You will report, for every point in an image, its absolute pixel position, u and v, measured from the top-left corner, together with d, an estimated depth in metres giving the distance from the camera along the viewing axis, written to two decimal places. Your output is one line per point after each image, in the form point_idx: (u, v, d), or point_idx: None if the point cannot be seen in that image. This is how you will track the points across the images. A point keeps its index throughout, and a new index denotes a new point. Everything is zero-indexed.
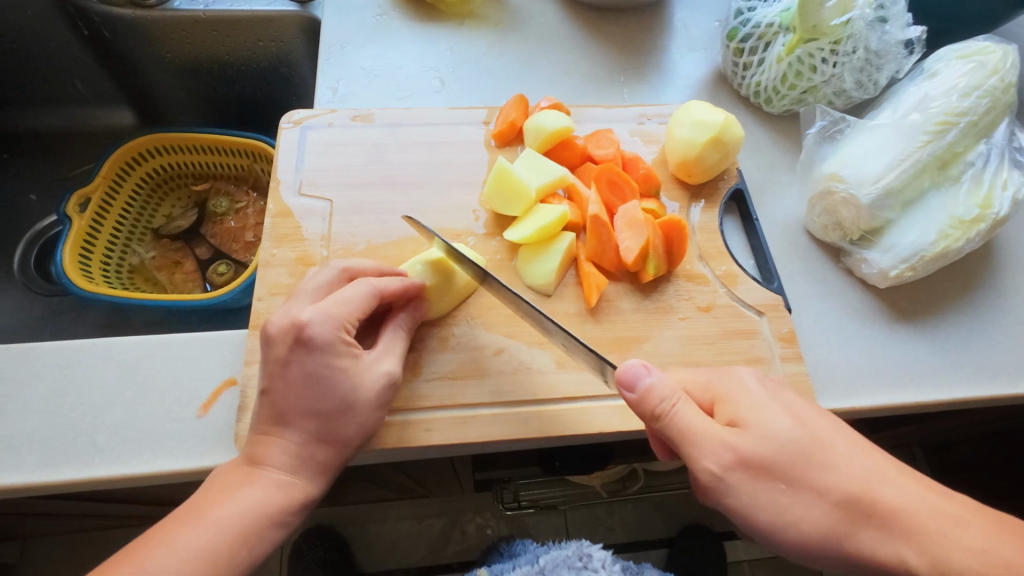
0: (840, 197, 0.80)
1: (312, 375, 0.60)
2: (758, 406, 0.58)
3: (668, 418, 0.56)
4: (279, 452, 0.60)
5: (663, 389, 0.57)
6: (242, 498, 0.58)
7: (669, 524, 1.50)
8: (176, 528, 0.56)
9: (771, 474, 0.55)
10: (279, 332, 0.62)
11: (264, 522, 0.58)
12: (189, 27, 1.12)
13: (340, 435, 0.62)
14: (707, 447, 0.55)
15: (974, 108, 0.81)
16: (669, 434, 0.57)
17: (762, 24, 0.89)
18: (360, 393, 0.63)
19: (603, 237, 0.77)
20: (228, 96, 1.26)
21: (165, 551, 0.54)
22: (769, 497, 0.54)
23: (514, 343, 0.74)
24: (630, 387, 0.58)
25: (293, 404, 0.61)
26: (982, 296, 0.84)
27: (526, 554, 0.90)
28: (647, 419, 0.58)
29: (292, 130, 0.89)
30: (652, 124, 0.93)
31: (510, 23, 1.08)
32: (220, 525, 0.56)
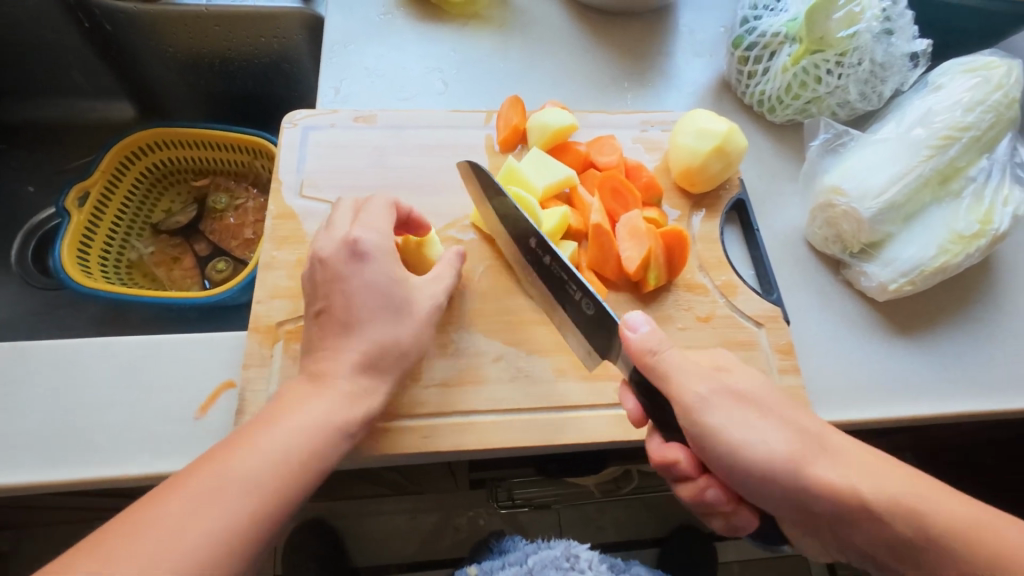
0: (841, 210, 0.80)
1: (374, 280, 0.66)
2: (742, 361, 0.61)
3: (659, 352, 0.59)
4: (343, 364, 0.62)
5: (659, 333, 0.60)
6: (317, 408, 0.59)
7: (661, 525, 1.51)
8: (246, 438, 0.55)
9: (753, 397, 0.57)
10: (334, 250, 0.67)
11: (333, 432, 0.59)
12: (192, 22, 1.11)
13: (406, 343, 0.66)
14: (693, 376, 0.57)
15: (977, 124, 0.81)
16: (657, 371, 0.59)
17: (768, 33, 0.89)
18: (422, 298, 0.69)
19: (605, 246, 0.77)
20: (229, 91, 1.25)
21: (249, 456, 0.53)
22: (746, 419, 0.56)
23: (513, 351, 0.74)
24: (630, 326, 0.61)
25: (362, 309, 0.64)
26: (979, 310, 0.84)
27: (515, 550, 0.91)
28: (638, 355, 0.60)
29: (294, 130, 0.88)
30: (655, 131, 0.92)
31: (515, 24, 1.07)
32: (298, 435, 0.57)
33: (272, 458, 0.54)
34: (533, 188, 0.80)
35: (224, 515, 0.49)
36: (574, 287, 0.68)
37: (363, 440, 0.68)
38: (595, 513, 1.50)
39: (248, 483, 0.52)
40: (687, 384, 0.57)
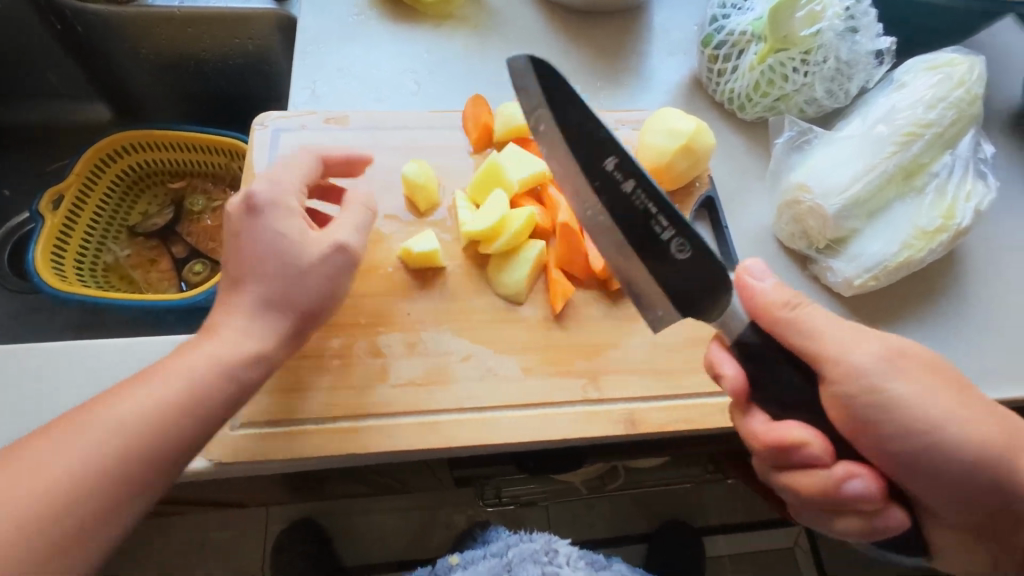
0: (806, 207, 0.81)
1: (257, 236, 0.65)
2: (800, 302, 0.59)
3: (801, 308, 0.59)
4: (229, 313, 0.63)
5: (780, 289, 0.60)
6: (196, 352, 0.60)
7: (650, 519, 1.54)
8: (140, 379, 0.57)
9: (837, 330, 0.58)
10: (234, 209, 0.68)
11: (215, 380, 0.59)
12: (164, 23, 1.11)
13: (288, 302, 0.64)
14: (834, 331, 0.58)
15: (939, 121, 0.82)
16: (796, 325, 0.58)
17: (735, 32, 0.90)
18: (304, 259, 0.65)
19: (572, 245, 0.78)
20: (205, 92, 1.25)
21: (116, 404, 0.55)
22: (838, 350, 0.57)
23: (481, 349, 0.74)
24: (755, 277, 0.62)
25: (241, 266, 0.65)
26: (946, 304, 0.85)
27: (497, 542, 0.91)
28: (772, 310, 0.59)
29: (264, 131, 0.88)
30: (626, 130, 0.93)
31: (489, 24, 1.07)
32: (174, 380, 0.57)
33: (143, 407, 0.56)
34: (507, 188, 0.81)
35: (95, 452, 0.53)
36: (660, 223, 0.63)
37: (332, 439, 0.68)
38: (583, 510, 1.53)
39: (130, 431, 0.54)
40: (849, 345, 0.57)
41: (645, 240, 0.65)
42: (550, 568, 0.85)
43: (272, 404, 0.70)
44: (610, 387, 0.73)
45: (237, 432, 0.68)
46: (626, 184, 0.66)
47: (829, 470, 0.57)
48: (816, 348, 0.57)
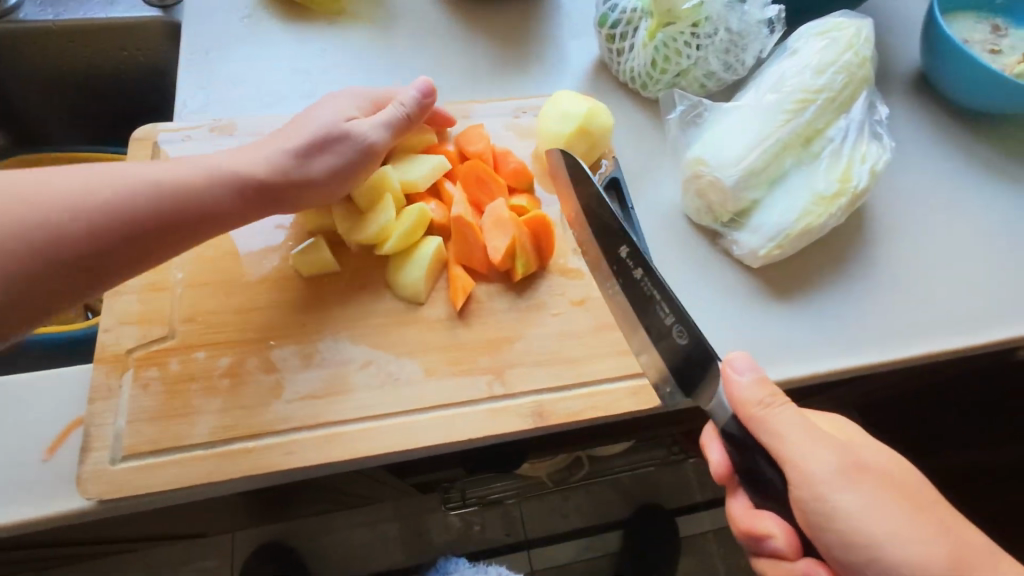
0: (706, 180, 0.81)
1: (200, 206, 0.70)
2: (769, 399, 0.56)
3: (771, 410, 0.56)
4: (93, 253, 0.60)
5: (756, 388, 0.57)
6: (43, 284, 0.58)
7: (624, 504, 1.54)
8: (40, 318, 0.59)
9: (806, 436, 0.55)
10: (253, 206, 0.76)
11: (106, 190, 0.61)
12: (43, 40, 1.05)
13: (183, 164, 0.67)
14: (801, 444, 0.54)
15: (830, 85, 0.82)
16: (766, 427, 0.56)
17: (627, 9, 0.89)
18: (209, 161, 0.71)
19: (468, 237, 0.76)
20: (101, 110, 1.19)
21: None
22: (796, 457, 0.54)
23: (381, 355, 0.72)
24: (736, 373, 0.58)
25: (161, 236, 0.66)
26: (854, 267, 0.86)
27: None
28: (745, 407, 0.57)
29: (145, 145, 0.84)
30: (528, 117, 0.91)
31: (387, 19, 1.04)
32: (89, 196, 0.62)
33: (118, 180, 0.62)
34: (409, 185, 0.78)
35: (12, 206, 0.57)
36: (664, 309, 0.63)
37: (224, 464, 0.65)
38: (558, 503, 1.53)
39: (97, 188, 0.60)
40: (808, 456, 0.54)
41: (650, 321, 0.65)
42: None
43: (156, 433, 0.66)
44: (516, 381, 0.71)
45: (118, 466, 0.64)
46: (637, 269, 0.66)
47: (790, 563, 0.57)
48: (777, 453, 0.55)
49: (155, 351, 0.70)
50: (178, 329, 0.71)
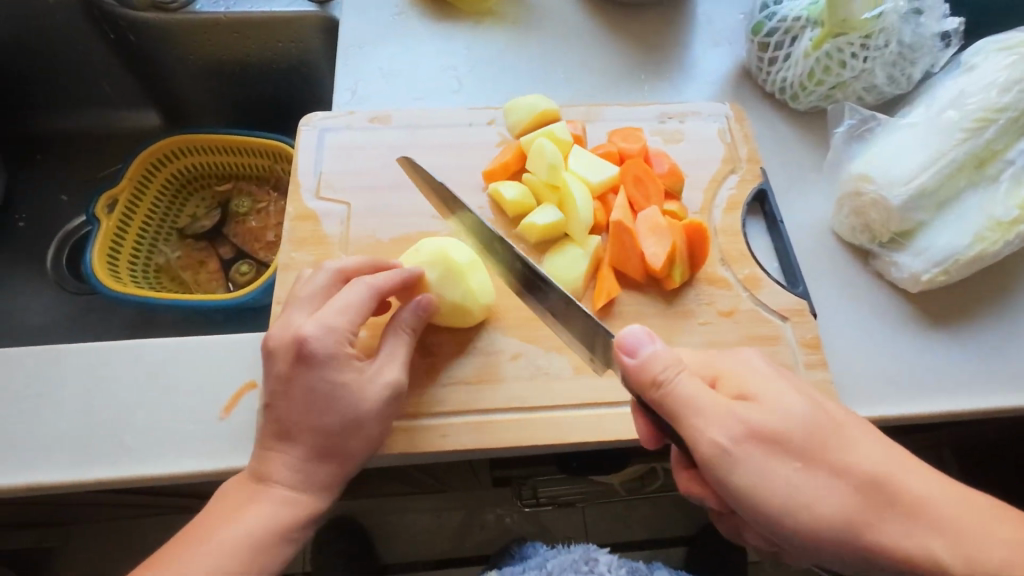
0: (868, 199, 0.78)
1: (313, 391, 0.61)
2: (770, 381, 0.56)
3: (667, 386, 0.54)
4: (283, 468, 0.62)
5: (665, 359, 0.55)
6: (257, 513, 0.60)
7: (685, 523, 1.45)
8: (204, 529, 0.60)
9: (754, 448, 0.52)
10: (280, 346, 0.63)
11: (273, 538, 0.60)
12: (211, 30, 1.12)
13: (345, 450, 0.63)
14: (711, 418, 0.53)
15: (1015, 103, 0.76)
16: (668, 405, 0.54)
17: (789, 18, 0.86)
18: (365, 407, 0.63)
19: (626, 243, 0.76)
20: (249, 99, 1.26)
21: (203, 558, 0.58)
22: (782, 476, 0.52)
23: (531, 348, 0.73)
24: (629, 352, 0.56)
25: (292, 420, 0.62)
26: (1020, 299, 0.80)
27: (537, 557, 0.91)
28: (645, 387, 0.55)
29: (311, 131, 0.89)
30: (673, 123, 0.92)
31: (528, 20, 1.06)
32: (235, 545, 0.59)
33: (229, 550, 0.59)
34: (587, 182, 0.80)
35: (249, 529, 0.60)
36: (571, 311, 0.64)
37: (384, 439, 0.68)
38: (623, 510, 1.48)
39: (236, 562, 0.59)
40: None
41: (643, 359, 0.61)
42: None
43: None
44: None
45: None
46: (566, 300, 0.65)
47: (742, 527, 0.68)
48: None
49: None
50: None
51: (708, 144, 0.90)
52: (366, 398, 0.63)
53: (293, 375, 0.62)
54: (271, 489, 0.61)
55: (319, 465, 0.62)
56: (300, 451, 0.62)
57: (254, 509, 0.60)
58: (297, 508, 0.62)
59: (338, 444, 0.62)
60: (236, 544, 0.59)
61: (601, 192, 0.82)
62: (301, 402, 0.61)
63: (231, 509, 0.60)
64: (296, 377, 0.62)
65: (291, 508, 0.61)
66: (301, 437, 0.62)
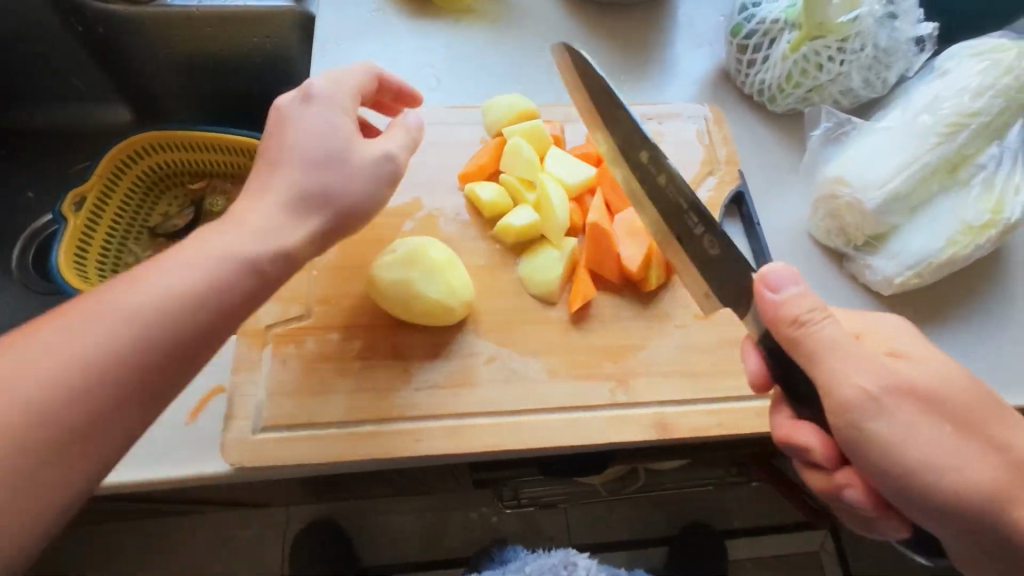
0: (844, 201, 0.78)
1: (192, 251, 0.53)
2: (919, 348, 0.58)
3: (811, 326, 0.53)
4: (89, 343, 0.47)
5: (809, 300, 0.54)
6: (96, 335, 0.48)
7: (669, 524, 1.45)
8: (36, 330, 0.48)
9: (912, 404, 0.52)
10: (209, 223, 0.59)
11: (115, 361, 0.48)
12: (183, 24, 1.09)
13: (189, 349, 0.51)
14: (859, 362, 0.52)
15: (986, 109, 0.77)
16: (807, 345, 0.53)
17: (767, 20, 0.86)
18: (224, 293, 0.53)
19: (603, 245, 0.75)
20: (223, 95, 1.23)
21: (42, 354, 0.46)
22: (934, 436, 0.52)
23: (506, 351, 0.72)
24: (771, 288, 0.55)
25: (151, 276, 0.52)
26: (991, 302, 0.81)
27: (515, 561, 0.91)
28: (781, 325, 0.54)
29: None
30: (652, 124, 0.91)
31: (508, 18, 1.05)
32: (71, 364, 0.46)
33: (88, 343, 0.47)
34: (563, 184, 0.79)
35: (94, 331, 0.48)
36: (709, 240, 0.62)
37: (355, 444, 0.67)
38: (604, 511, 1.46)
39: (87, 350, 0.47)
40: None
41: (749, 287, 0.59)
42: None
43: (295, 408, 0.68)
44: (639, 390, 0.71)
45: (258, 436, 0.67)
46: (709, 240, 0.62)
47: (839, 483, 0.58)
48: None
49: (292, 329, 0.72)
50: (314, 309, 0.74)
51: (686, 145, 0.90)
52: (286, 214, 0.59)
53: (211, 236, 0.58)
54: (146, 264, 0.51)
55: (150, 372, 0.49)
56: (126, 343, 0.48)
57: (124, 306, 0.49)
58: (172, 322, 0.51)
59: (179, 339, 0.51)
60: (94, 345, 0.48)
61: (577, 193, 0.81)
62: (200, 260, 0.54)
63: (83, 316, 0.48)
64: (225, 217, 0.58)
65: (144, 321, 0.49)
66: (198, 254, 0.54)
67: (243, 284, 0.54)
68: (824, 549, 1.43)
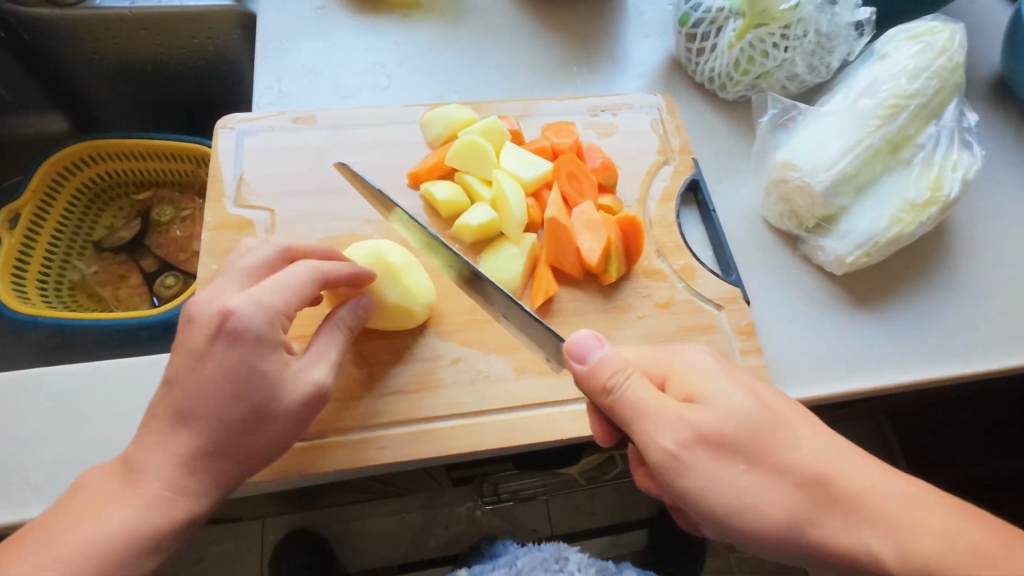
0: (794, 185, 0.80)
1: (231, 373, 0.54)
2: (723, 386, 0.55)
3: (618, 391, 0.54)
4: (157, 460, 0.53)
5: (613, 363, 0.55)
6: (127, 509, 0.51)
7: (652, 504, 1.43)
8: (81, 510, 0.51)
9: (706, 455, 0.52)
10: (200, 320, 0.56)
11: (142, 537, 0.51)
12: (116, 27, 1.04)
13: (240, 450, 0.56)
14: (661, 422, 0.53)
15: (923, 90, 0.81)
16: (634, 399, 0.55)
17: (712, 9, 0.87)
18: (275, 404, 0.57)
19: (561, 239, 0.75)
20: (165, 99, 1.18)
21: (92, 521, 0.51)
22: (726, 478, 0.51)
23: (470, 352, 0.72)
24: (579, 357, 0.56)
25: (193, 402, 0.54)
26: (937, 277, 0.85)
27: (505, 555, 0.89)
28: (595, 391, 0.55)
29: (229, 134, 0.84)
30: (606, 116, 0.92)
31: (457, 13, 1.04)
32: (105, 537, 0.50)
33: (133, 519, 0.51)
34: (519, 181, 0.79)
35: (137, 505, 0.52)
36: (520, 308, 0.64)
37: (319, 457, 0.65)
38: (584, 500, 1.42)
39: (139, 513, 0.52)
40: None
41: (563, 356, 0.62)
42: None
43: None
44: None
45: None
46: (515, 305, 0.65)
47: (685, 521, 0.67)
48: None
49: None
50: None
51: (641, 136, 0.90)
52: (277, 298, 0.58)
53: (208, 352, 0.55)
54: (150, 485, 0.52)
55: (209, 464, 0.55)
56: (190, 440, 0.54)
57: (139, 495, 0.52)
58: (173, 512, 0.53)
59: (239, 441, 0.55)
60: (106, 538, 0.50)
61: (535, 189, 0.81)
62: (205, 390, 0.54)
63: (99, 504, 0.52)
64: (210, 354, 0.55)
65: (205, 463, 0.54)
66: (200, 427, 0.54)
67: (289, 294, 0.59)
68: None
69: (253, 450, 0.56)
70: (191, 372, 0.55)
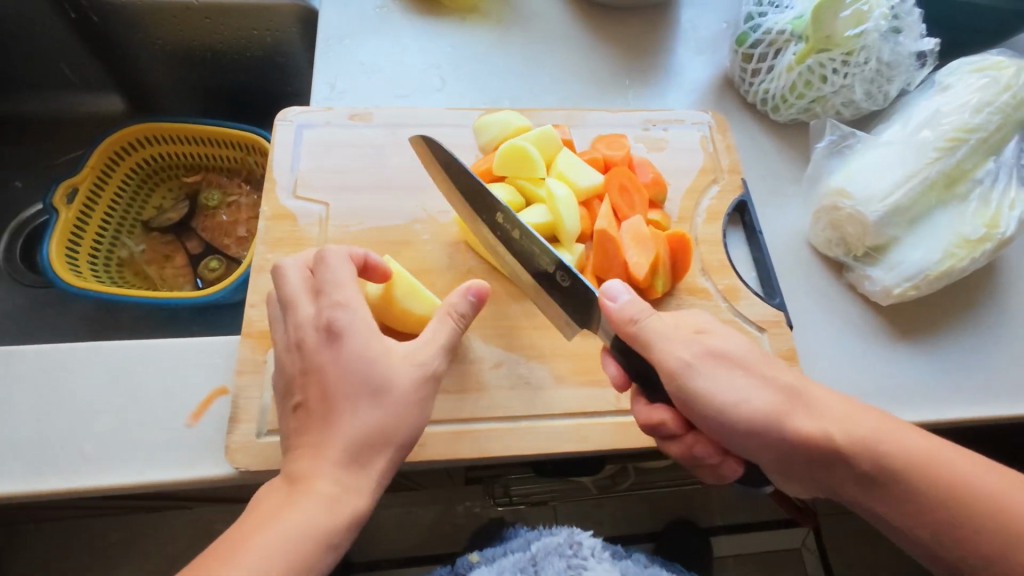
0: (846, 213, 0.79)
1: (344, 371, 0.55)
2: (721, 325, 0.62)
3: (643, 321, 0.59)
4: (321, 465, 0.52)
5: (640, 303, 0.61)
6: (298, 516, 0.50)
7: (655, 518, 1.37)
8: (251, 528, 0.48)
9: (717, 364, 0.57)
10: (303, 338, 0.57)
11: (319, 540, 0.49)
12: (182, 15, 1.07)
13: (389, 439, 0.55)
14: (679, 340, 0.59)
15: (984, 125, 0.79)
16: (640, 339, 0.60)
17: (773, 31, 0.86)
18: (400, 385, 0.56)
19: (609, 251, 0.76)
20: (219, 87, 1.21)
21: (269, 534, 0.48)
22: (729, 383, 0.56)
23: (513, 356, 0.73)
24: (610, 297, 0.61)
25: (332, 403, 0.54)
26: (983, 314, 0.83)
27: (517, 537, 0.81)
28: (621, 325, 0.60)
29: (288, 127, 0.86)
30: (657, 130, 0.92)
31: (514, 20, 1.05)
32: (288, 545, 0.48)
33: (308, 523, 0.50)
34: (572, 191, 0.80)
35: (318, 512, 0.50)
36: (562, 276, 0.67)
37: None
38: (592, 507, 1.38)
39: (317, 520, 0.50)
40: None
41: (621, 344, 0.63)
42: (576, 562, 0.76)
43: None
44: None
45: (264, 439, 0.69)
46: (563, 279, 0.67)
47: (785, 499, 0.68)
48: None
49: None
50: None
51: (691, 153, 0.90)
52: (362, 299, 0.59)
53: (319, 360, 0.56)
54: (315, 488, 0.52)
55: (368, 458, 0.54)
56: (341, 440, 0.53)
57: (313, 499, 0.51)
58: (345, 509, 0.52)
59: (381, 429, 0.55)
60: (280, 556, 0.47)
61: (585, 200, 0.82)
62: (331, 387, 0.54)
63: (271, 513, 0.50)
64: (321, 363, 0.56)
65: (365, 457, 0.54)
66: (337, 425, 0.54)
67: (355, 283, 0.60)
68: (804, 546, 1.37)
69: (396, 433, 0.55)
70: (310, 381, 0.56)
